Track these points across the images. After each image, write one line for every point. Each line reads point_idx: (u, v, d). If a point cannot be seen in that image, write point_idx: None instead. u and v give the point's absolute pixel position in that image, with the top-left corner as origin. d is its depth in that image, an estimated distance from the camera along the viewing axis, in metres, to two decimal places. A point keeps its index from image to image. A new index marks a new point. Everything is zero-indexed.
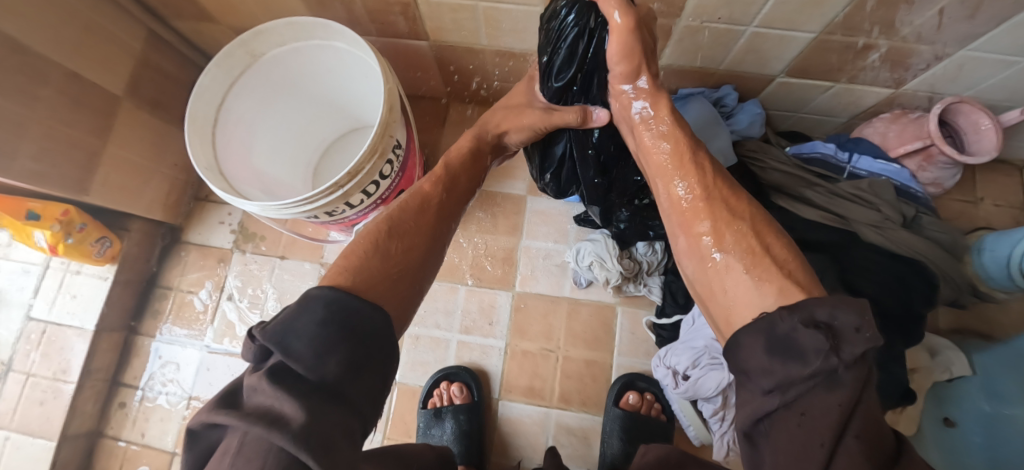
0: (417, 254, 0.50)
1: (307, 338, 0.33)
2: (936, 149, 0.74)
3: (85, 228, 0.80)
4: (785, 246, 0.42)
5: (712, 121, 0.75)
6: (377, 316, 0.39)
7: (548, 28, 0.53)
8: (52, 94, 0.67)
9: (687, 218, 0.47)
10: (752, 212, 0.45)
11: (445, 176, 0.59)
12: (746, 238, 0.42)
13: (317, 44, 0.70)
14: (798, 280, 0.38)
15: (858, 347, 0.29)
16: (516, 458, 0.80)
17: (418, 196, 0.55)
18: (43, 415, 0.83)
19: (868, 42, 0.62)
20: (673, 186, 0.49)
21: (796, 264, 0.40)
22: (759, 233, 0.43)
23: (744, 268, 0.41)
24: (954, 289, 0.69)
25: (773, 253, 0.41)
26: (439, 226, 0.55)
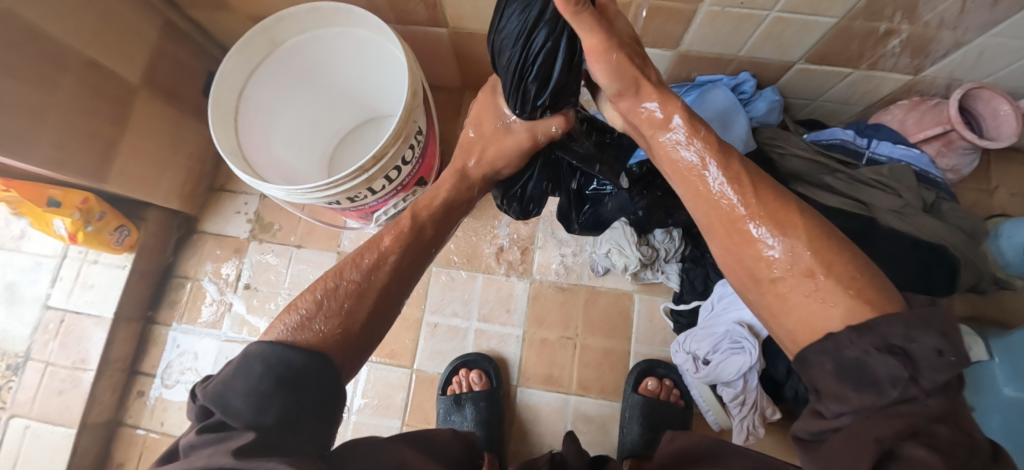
0: (369, 315, 0.40)
1: (244, 394, 0.31)
2: (955, 135, 0.74)
3: (104, 217, 0.80)
4: (853, 258, 0.31)
5: (731, 108, 0.76)
6: (319, 368, 0.35)
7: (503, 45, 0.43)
8: (71, 81, 0.67)
9: (733, 241, 0.36)
10: (806, 218, 0.34)
11: (411, 229, 0.45)
12: (797, 251, 0.32)
13: (338, 31, 0.70)
14: (870, 297, 0.28)
15: (941, 375, 0.24)
16: (535, 445, 0.80)
17: (375, 249, 0.43)
18: (63, 403, 0.84)
19: (889, 28, 0.62)
20: (707, 204, 0.38)
21: (871, 281, 0.29)
22: (818, 246, 0.32)
23: (809, 287, 0.31)
24: (976, 274, 0.70)
25: (837, 273, 0.30)
26: (402, 281, 0.43)
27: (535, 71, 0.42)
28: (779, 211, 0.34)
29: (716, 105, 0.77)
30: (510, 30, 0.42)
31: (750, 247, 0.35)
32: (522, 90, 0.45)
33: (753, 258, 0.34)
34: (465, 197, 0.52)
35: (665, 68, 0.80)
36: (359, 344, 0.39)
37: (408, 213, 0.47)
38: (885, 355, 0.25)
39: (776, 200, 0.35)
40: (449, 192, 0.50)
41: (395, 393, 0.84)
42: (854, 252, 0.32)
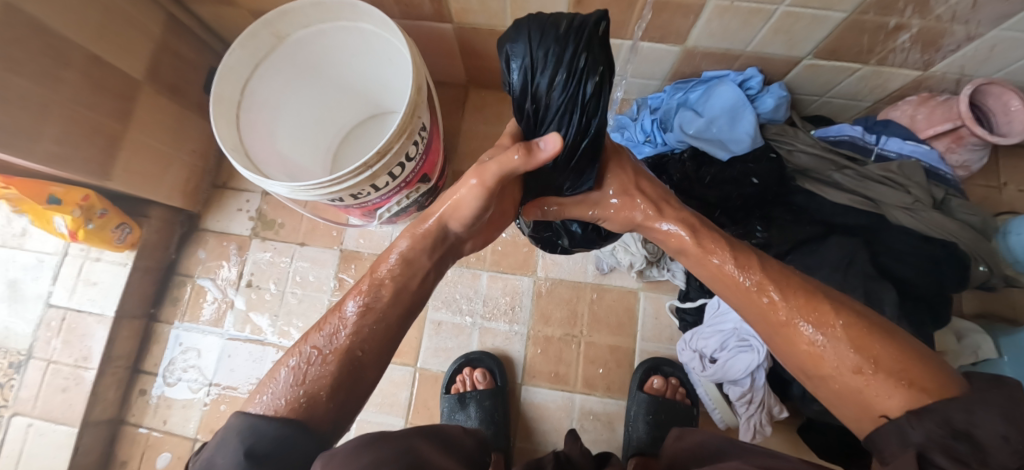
0: (338, 384, 0.38)
1: (217, 467, 0.30)
2: (966, 131, 0.73)
3: (106, 214, 0.80)
4: (900, 347, 0.33)
5: (739, 104, 0.77)
6: (287, 439, 0.33)
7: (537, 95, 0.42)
8: (75, 77, 0.66)
9: (786, 338, 0.38)
10: (845, 310, 0.36)
11: (371, 289, 0.43)
12: (842, 346, 0.35)
13: (342, 26, 0.69)
14: (925, 386, 0.30)
15: (1008, 458, 0.24)
16: (540, 443, 0.80)
17: (336, 314, 0.41)
18: (66, 402, 0.83)
19: (901, 22, 0.62)
20: (750, 307, 0.41)
21: (924, 369, 0.31)
22: (859, 338, 0.34)
23: (859, 381, 0.33)
24: (987, 270, 0.69)
25: (884, 366, 0.32)
26: (369, 344, 0.40)
27: (576, 116, 0.42)
28: (809, 307, 0.37)
29: (724, 100, 0.78)
30: (552, 81, 0.41)
31: (798, 344, 0.37)
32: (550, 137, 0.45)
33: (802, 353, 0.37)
34: (428, 254, 0.47)
35: (672, 65, 0.80)
36: (330, 415, 0.37)
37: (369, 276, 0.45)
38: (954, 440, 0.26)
39: (809, 294, 0.38)
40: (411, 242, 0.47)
41: (399, 390, 0.84)
42: (898, 340, 0.34)
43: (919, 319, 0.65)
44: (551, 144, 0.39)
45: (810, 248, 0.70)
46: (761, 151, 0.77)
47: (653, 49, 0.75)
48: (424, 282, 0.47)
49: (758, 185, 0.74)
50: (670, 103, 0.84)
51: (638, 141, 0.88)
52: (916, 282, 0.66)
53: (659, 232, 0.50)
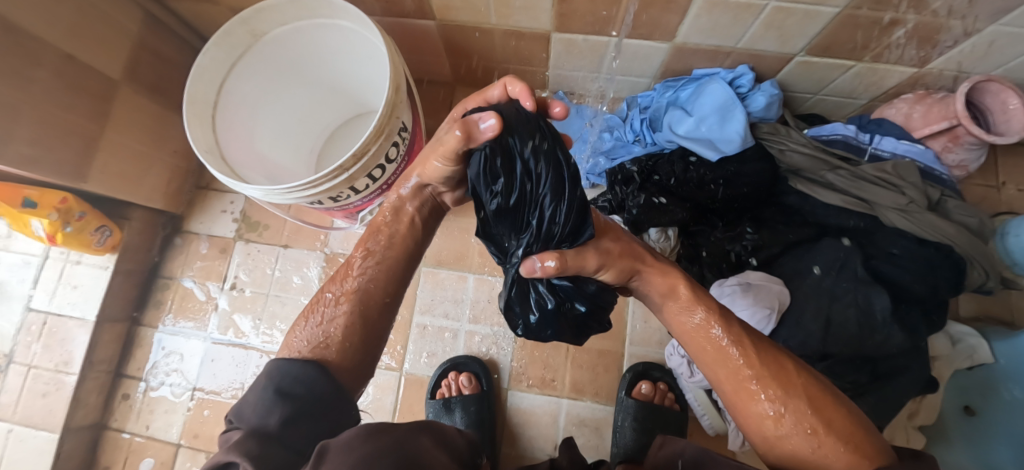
0: (350, 321, 0.43)
1: (251, 404, 0.34)
2: (962, 130, 0.70)
3: (84, 217, 0.78)
4: (851, 417, 0.34)
5: (729, 102, 0.74)
6: (311, 371, 0.37)
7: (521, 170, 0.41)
8: (47, 77, 0.64)
9: (741, 397, 0.37)
10: (807, 379, 0.36)
11: (370, 239, 0.48)
12: (800, 411, 0.34)
13: (320, 23, 0.67)
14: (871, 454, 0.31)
15: None
16: (527, 449, 0.78)
17: (346, 265, 0.47)
18: (46, 407, 0.82)
19: (895, 17, 0.59)
20: (720, 366, 0.38)
21: (869, 440, 0.32)
22: (816, 405, 0.34)
23: (812, 443, 0.32)
24: (983, 274, 0.67)
25: (835, 430, 0.32)
26: (374, 283, 0.45)
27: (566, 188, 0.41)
28: (776, 368, 0.36)
29: (714, 99, 0.75)
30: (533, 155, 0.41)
31: (753, 404, 0.36)
32: (547, 220, 0.41)
33: (753, 414, 0.36)
34: (417, 203, 0.51)
35: (661, 62, 0.77)
36: (349, 347, 0.42)
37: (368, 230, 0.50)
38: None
39: (776, 359, 0.37)
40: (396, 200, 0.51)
41: (384, 395, 0.82)
42: (850, 409, 0.34)
43: (915, 324, 0.63)
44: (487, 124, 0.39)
45: (802, 251, 0.69)
46: (751, 151, 0.75)
47: (640, 46, 0.73)
48: (426, 222, 0.52)
49: (752, 185, 0.73)
50: (660, 101, 0.83)
51: (628, 141, 0.86)
52: (912, 286, 0.64)
53: (659, 284, 0.45)
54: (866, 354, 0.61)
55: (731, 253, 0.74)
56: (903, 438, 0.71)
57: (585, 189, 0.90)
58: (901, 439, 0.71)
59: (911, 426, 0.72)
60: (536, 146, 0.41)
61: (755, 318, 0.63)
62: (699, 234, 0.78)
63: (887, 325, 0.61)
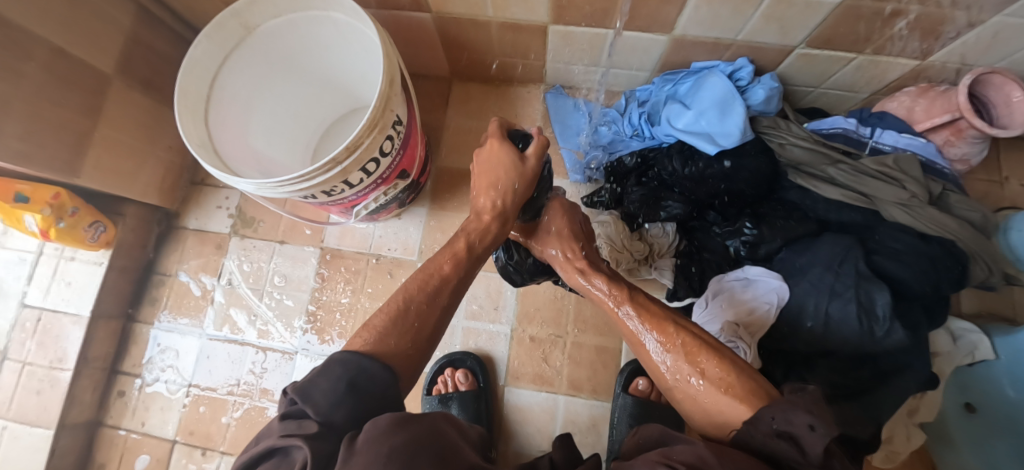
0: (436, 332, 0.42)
1: (322, 388, 0.31)
2: (965, 123, 0.69)
3: (78, 213, 0.78)
4: (723, 359, 0.38)
5: (729, 96, 0.73)
6: (384, 378, 0.35)
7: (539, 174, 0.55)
8: (37, 71, 0.64)
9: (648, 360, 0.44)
10: (686, 335, 0.42)
11: (467, 255, 0.48)
12: (681, 365, 0.40)
13: (314, 16, 0.66)
14: (739, 390, 0.34)
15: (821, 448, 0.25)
16: (524, 446, 0.77)
17: (433, 273, 0.45)
18: (40, 404, 0.81)
19: (897, 8, 0.58)
20: (633, 334, 0.46)
21: (738, 373, 0.36)
22: (691, 354, 0.40)
23: (699, 389, 0.37)
24: (986, 269, 0.66)
25: (711, 376, 0.37)
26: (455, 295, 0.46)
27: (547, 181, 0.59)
28: (660, 330, 0.43)
29: (713, 93, 0.74)
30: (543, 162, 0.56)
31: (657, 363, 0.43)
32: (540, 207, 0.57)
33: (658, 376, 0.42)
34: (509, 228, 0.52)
35: (660, 55, 0.77)
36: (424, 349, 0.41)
37: (463, 241, 0.49)
38: (777, 440, 0.28)
39: (659, 322, 0.44)
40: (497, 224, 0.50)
41: None
42: (730, 356, 0.38)
43: (915, 320, 0.62)
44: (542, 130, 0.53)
45: (801, 246, 0.68)
46: (750, 145, 0.74)
47: (638, 39, 0.72)
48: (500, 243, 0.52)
49: (753, 178, 0.72)
50: (659, 96, 0.82)
51: (626, 135, 0.85)
52: (914, 283, 0.62)
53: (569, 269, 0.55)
54: (865, 351, 0.61)
55: (729, 248, 0.74)
56: (901, 434, 0.71)
57: (582, 184, 0.88)
58: (901, 435, 0.71)
59: (911, 424, 0.71)
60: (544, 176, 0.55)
61: (757, 311, 0.66)
62: (697, 230, 0.79)
63: (888, 320, 0.60)
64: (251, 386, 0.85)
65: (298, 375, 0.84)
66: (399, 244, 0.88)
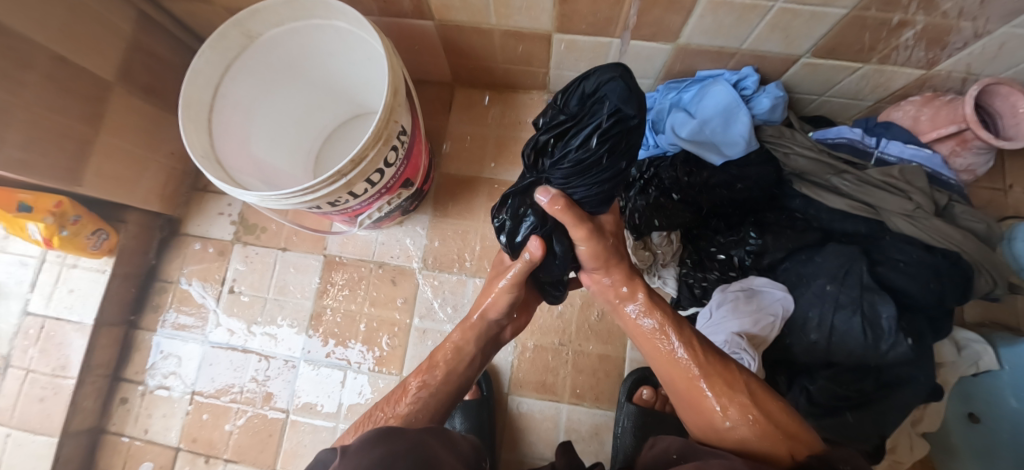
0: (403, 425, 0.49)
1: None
2: (971, 134, 0.69)
3: (80, 221, 0.78)
4: (785, 412, 0.45)
5: (733, 104, 0.72)
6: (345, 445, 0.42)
7: (608, 145, 0.50)
8: (38, 79, 0.63)
9: (692, 392, 0.49)
10: (750, 381, 0.48)
11: (429, 368, 0.57)
12: (743, 405, 0.45)
13: (317, 24, 0.66)
14: (801, 436, 0.41)
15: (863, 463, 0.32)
16: (527, 454, 0.77)
17: (404, 390, 0.54)
18: (43, 411, 0.81)
19: (904, 19, 0.58)
20: (680, 366, 0.51)
21: (798, 425, 0.43)
22: (758, 400, 0.46)
23: (750, 424, 0.44)
24: (991, 281, 0.66)
25: (773, 422, 0.43)
26: (423, 411, 0.51)
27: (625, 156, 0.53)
28: (722, 373, 0.48)
29: (717, 101, 0.73)
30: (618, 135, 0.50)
31: (705, 398, 0.48)
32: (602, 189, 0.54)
33: (710, 409, 0.47)
34: (473, 342, 0.60)
35: (664, 63, 0.76)
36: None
37: (433, 357, 0.59)
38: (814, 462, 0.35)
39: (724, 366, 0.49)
40: (457, 337, 0.60)
41: None
42: (786, 409, 0.45)
43: (920, 332, 0.62)
44: (534, 247, 0.55)
45: (804, 257, 0.68)
46: (754, 155, 0.74)
47: (642, 47, 0.72)
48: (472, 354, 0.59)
49: (754, 190, 0.73)
50: (663, 103, 0.81)
51: None
52: (918, 295, 0.62)
53: (619, 276, 0.57)
54: (868, 363, 0.61)
55: (733, 258, 0.74)
56: (903, 445, 0.71)
57: None
58: (904, 444, 0.71)
59: (914, 434, 0.72)
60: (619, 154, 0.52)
61: (760, 324, 0.65)
62: (701, 239, 0.78)
63: (893, 334, 0.59)
64: (254, 394, 0.85)
65: (302, 383, 0.84)
66: (402, 251, 0.88)
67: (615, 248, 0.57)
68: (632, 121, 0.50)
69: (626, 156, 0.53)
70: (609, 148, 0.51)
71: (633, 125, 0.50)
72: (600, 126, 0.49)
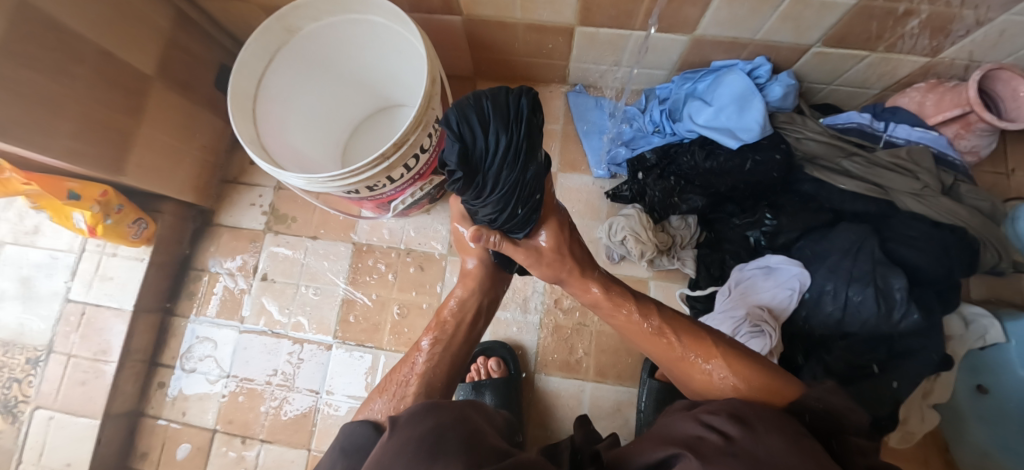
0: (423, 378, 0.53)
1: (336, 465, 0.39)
2: (974, 117, 0.73)
3: (122, 210, 0.81)
4: (760, 367, 0.46)
5: (748, 92, 0.77)
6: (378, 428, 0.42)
7: (481, 191, 0.43)
8: (88, 72, 0.67)
9: (681, 366, 0.51)
10: (724, 346, 0.49)
11: (440, 324, 0.61)
12: (722, 371, 0.47)
13: (352, 19, 0.70)
14: (781, 390, 0.42)
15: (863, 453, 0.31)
16: (553, 430, 0.81)
17: (420, 350, 0.58)
18: (86, 394, 0.84)
19: (908, 8, 0.62)
20: (664, 345, 0.52)
21: (778, 378, 0.44)
22: (732, 362, 0.47)
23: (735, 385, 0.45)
24: (996, 255, 0.69)
25: (754, 380, 0.45)
26: (437, 366, 0.55)
27: (520, 184, 0.43)
28: (700, 346, 0.50)
29: (732, 89, 0.77)
30: (486, 178, 0.41)
31: (694, 372, 0.49)
32: (516, 218, 0.48)
33: (701, 381, 0.48)
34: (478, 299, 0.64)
35: (679, 54, 0.80)
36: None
37: (444, 314, 0.62)
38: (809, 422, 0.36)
39: (698, 340, 0.51)
40: (461, 297, 0.63)
41: None
42: (765, 366, 0.47)
43: (931, 304, 0.65)
44: None
45: (818, 235, 0.72)
46: (769, 140, 0.77)
47: (660, 39, 0.76)
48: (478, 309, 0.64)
49: (768, 172, 0.76)
50: (678, 93, 0.85)
51: (647, 132, 0.89)
52: (928, 268, 0.66)
53: (578, 285, 0.59)
54: (882, 333, 0.65)
55: (749, 238, 0.78)
56: (916, 416, 0.74)
57: (606, 179, 0.91)
58: (915, 416, 0.75)
59: (925, 405, 0.75)
60: (505, 192, 0.43)
61: (776, 298, 0.70)
62: (718, 221, 0.82)
63: (905, 304, 0.63)
64: (288, 376, 0.88)
65: (334, 365, 0.87)
66: (428, 238, 0.92)
67: (562, 260, 0.56)
68: (465, 183, 0.41)
69: (500, 200, 0.44)
70: (485, 191, 0.43)
71: (475, 176, 0.41)
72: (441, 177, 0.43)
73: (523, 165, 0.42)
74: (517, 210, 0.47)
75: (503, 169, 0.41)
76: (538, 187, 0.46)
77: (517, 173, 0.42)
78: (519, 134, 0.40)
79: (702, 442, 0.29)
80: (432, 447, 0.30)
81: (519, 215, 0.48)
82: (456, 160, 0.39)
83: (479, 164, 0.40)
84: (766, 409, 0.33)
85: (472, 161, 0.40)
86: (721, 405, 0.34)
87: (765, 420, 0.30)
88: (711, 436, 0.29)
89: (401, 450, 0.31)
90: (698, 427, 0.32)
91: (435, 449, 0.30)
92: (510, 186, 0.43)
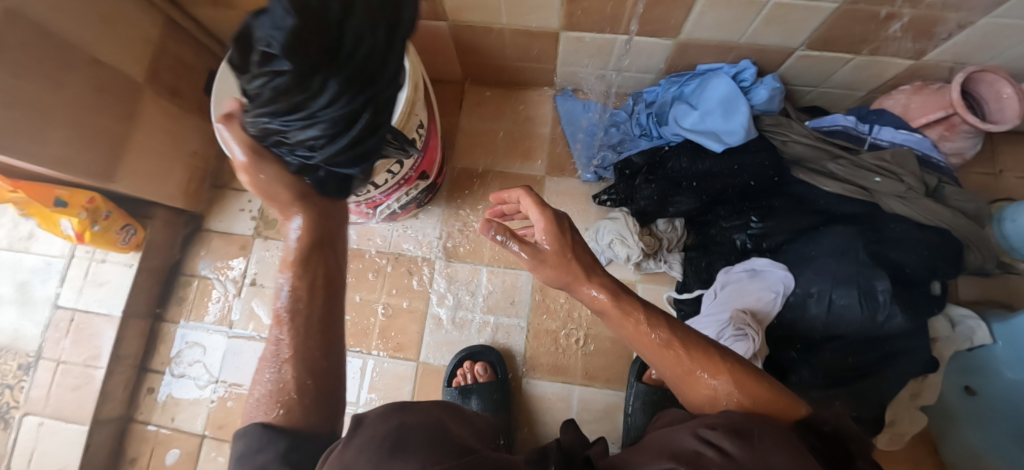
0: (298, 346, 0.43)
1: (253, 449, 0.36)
2: (958, 119, 0.73)
3: (111, 216, 0.81)
4: (772, 387, 0.42)
5: (733, 95, 0.77)
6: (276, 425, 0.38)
7: (308, 85, 0.36)
8: (77, 80, 0.67)
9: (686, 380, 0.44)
10: (734, 362, 0.44)
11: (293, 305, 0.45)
12: (730, 389, 0.42)
13: None
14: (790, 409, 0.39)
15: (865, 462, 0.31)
16: (541, 434, 0.80)
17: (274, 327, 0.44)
18: (76, 400, 0.85)
19: (892, 12, 0.62)
20: (668, 354, 0.46)
21: (788, 398, 0.40)
22: (741, 379, 0.42)
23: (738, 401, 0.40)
24: (981, 257, 0.70)
25: (762, 398, 0.40)
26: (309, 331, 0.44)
27: (364, 97, 0.41)
28: (708, 361, 0.44)
29: (718, 92, 0.78)
30: (325, 79, 0.37)
31: (698, 387, 0.43)
32: (350, 136, 0.44)
33: (702, 396, 0.43)
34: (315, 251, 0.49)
35: (666, 58, 0.80)
36: (308, 417, 0.40)
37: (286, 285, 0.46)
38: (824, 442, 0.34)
39: (707, 352, 0.45)
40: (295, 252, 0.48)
41: (401, 385, 0.85)
42: (772, 383, 0.42)
43: (919, 305, 0.65)
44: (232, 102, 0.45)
45: (806, 238, 0.71)
46: (754, 143, 0.77)
47: (645, 43, 0.76)
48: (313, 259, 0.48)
49: (755, 175, 0.75)
50: (665, 96, 0.85)
51: (635, 135, 0.89)
52: (914, 271, 0.66)
53: (584, 290, 0.52)
54: (868, 336, 0.65)
55: (736, 241, 0.77)
56: (905, 418, 0.74)
57: (593, 182, 0.91)
58: (904, 418, 0.75)
59: (914, 406, 0.74)
60: (352, 92, 0.39)
61: (761, 300, 0.70)
62: (707, 224, 0.82)
63: (888, 305, 0.62)
64: None
65: None
66: (417, 242, 0.92)
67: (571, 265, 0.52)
68: (299, 73, 0.34)
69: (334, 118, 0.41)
70: (313, 89, 0.37)
71: (313, 75, 0.35)
72: (256, 69, 0.35)
73: (378, 71, 0.40)
74: (343, 126, 0.43)
75: (357, 66, 0.37)
76: (381, 107, 0.44)
77: (373, 78, 0.40)
78: (381, 32, 0.37)
79: (700, 457, 0.29)
80: (395, 447, 0.29)
81: (353, 133, 0.44)
82: (289, 39, 0.31)
83: (325, 57, 0.35)
84: (763, 420, 0.32)
85: (314, 42, 0.32)
86: (716, 416, 0.34)
87: (765, 436, 0.30)
88: (709, 452, 0.29)
89: (365, 451, 0.30)
90: (694, 441, 0.32)
91: (397, 448, 0.29)
92: (353, 94, 0.39)
